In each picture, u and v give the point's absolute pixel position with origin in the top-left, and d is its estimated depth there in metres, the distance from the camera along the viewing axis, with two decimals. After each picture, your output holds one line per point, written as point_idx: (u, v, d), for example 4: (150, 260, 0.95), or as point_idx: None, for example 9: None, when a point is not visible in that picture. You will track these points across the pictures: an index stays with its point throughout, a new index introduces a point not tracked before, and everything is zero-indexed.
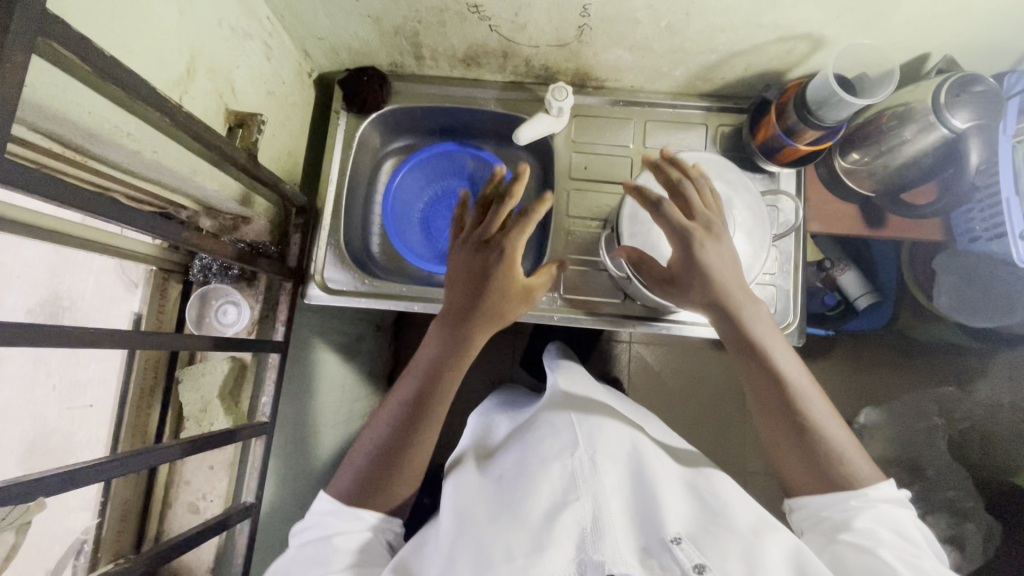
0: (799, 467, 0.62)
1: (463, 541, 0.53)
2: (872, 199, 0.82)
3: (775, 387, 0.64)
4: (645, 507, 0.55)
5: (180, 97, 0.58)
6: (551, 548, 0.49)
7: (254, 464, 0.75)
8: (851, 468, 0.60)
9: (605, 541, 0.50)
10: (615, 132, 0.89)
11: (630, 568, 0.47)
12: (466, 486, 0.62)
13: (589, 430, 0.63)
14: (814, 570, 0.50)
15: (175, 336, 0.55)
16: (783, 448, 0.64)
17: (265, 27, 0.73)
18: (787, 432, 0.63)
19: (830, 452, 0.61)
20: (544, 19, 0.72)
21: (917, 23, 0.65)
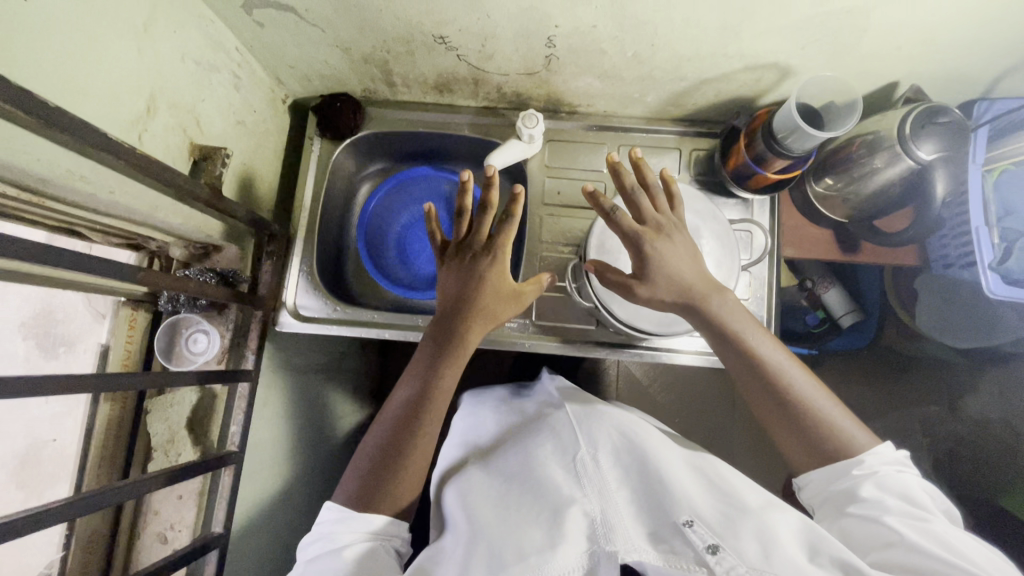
0: (797, 452, 0.63)
1: (477, 537, 0.54)
2: (846, 226, 0.81)
3: (762, 378, 0.64)
4: (649, 494, 0.56)
5: (139, 137, 0.58)
6: (563, 545, 0.50)
7: (223, 495, 0.75)
8: (838, 432, 0.61)
9: (616, 534, 0.51)
10: (590, 157, 0.89)
11: (644, 556, 0.49)
12: (470, 482, 0.62)
13: (588, 429, 0.65)
14: (826, 545, 0.48)
15: (132, 376, 0.55)
16: (775, 425, 0.64)
17: (233, 58, 0.73)
18: (783, 419, 0.63)
19: (817, 422, 0.62)
20: (510, 49, 0.72)
21: (881, 55, 0.65)
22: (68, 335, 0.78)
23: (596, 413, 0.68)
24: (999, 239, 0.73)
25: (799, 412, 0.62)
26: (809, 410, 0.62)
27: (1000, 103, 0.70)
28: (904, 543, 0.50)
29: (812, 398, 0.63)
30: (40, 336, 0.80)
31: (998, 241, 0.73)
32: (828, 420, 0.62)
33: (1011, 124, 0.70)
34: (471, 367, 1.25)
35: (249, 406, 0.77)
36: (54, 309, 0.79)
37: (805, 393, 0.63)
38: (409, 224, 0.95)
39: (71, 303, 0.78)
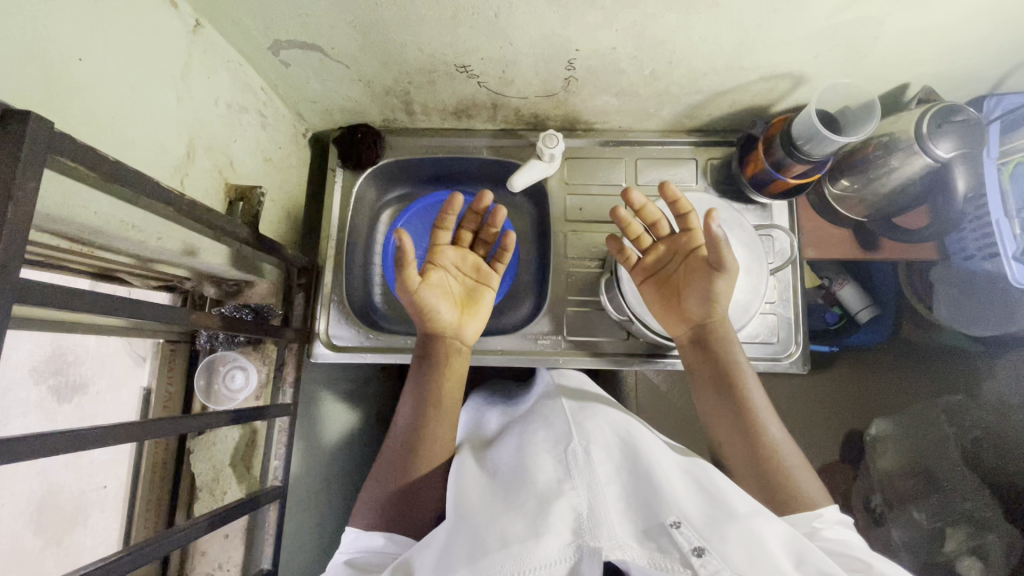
0: (744, 474, 0.65)
1: (459, 531, 0.53)
2: (865, 224, 0.84)
3: (734, 396, 0.67)
4: (641, 489, 0.54)
5: (182, 181, 0.59)
6: (547, 534, 0.48)
7: (269, 530, 0.75)
8: (791, 472, 0.63)
9: (602, 529, 0.50)
10: (608, 172, 0.90)
11: (628, 554, 0.48)
12: (459, 476, 0.62)
13: (582, 423, 0.64)
14: (812, 556, 0.49)
15: (187, 420, 0.55)
16: (733, 446, 0.66)
17: (259, 97, 0.75)
18: (739, 438, 0.66)
19: (773, 453, 0.64)
20: (531, 73, 0.74)
21: (894, 60, 0.67)
22: (79, 377, 0.67)
23: (591, 410, 0.68)
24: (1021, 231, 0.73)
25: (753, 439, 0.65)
26: (769, 440, 0.64)
27: (1009, 98, 0.72)
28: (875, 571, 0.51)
29: (767, 429, 0.65)
30: (54, 381, 0.65)
31: (1020, 232, 0.73)
32: (777, 456, 0.64)
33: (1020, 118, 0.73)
34: None
35: (290, 439, 0.77)
36: (66, 349, 0.65)
37: (764, 419, 0.66)
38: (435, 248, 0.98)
39: (85, 341, 0.67)
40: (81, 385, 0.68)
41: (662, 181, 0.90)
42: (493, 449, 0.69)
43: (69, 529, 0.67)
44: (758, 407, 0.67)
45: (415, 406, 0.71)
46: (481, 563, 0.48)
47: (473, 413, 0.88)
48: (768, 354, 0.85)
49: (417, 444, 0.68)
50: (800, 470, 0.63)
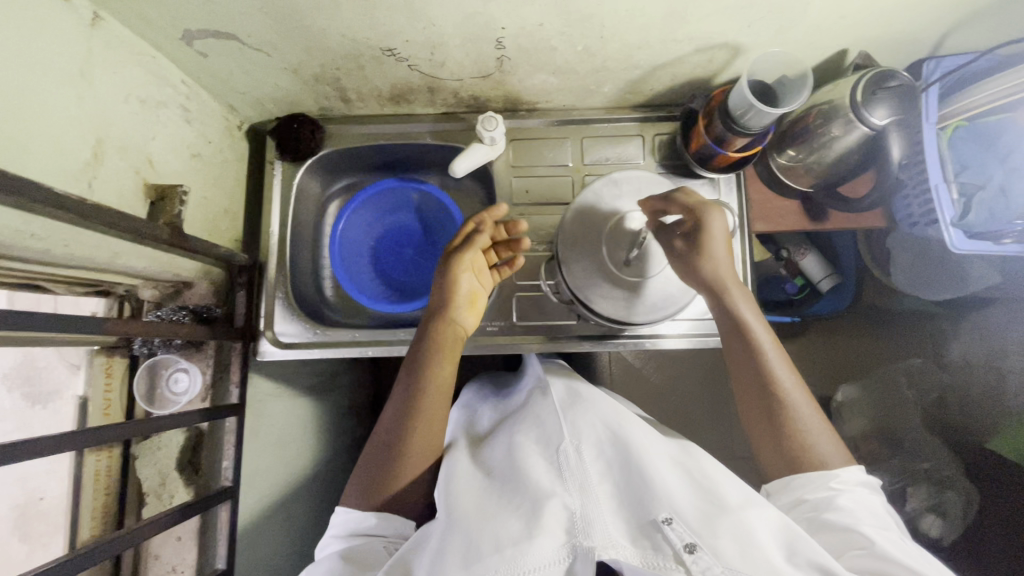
0: (766, 443, 0.65)
1: (453, 535, 0.52)
2: (810, 195, 0.82)
3: (756, 363, 0.66)
4: (632, 487, 0.55)
5: (89, 184, 0.57)
6: (541, 536, 0.49)
7: (222, 530, 0.74)
8: (808, 436, 0.63)
9: (594, 528, 0.51)
10: (554, 153, 0.89)
11: (621, 554, 0.49)
12: (450, 472, 0.62)
13: (573, 421, 0.64)
14: (802, 543, 0.49)
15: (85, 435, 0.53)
16: (753, 417, 0.66)
17: (180, 91, 0.72)
18: (758, 402, 0.66)
19: (789, 418, 0.64)
20: (461, 54, 0.71)
21: (826, 25, 0.66)
22: (53, 385, 0.72)
23: (583, 402, 0.68)
24: (958, 196, 0.73)
25: (773, 406, 0.65)
26: (786, 404, 0.64)
27: (948, 60, 0.70)
28: (873, 549, 0.52)
29: (787, 393, 0.65)
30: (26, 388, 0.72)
31: (958, 197, 0.72)
32: (795, 421, 0.64)
33: (958, 81, 0.71)
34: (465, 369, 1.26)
35: (239, 440, 0.77)
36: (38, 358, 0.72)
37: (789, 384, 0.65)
38: (382, 232, 0.96)
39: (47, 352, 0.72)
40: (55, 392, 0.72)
41: (609, 159, 0.88)
42: (488, 443, 0.69)
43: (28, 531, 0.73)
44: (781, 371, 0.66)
45: (412, 385, 0.68)
46: (475, 568, 0.48)
47: (462, 407, 0.85)
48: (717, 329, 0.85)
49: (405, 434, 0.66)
50: (816, 432, 0.64)
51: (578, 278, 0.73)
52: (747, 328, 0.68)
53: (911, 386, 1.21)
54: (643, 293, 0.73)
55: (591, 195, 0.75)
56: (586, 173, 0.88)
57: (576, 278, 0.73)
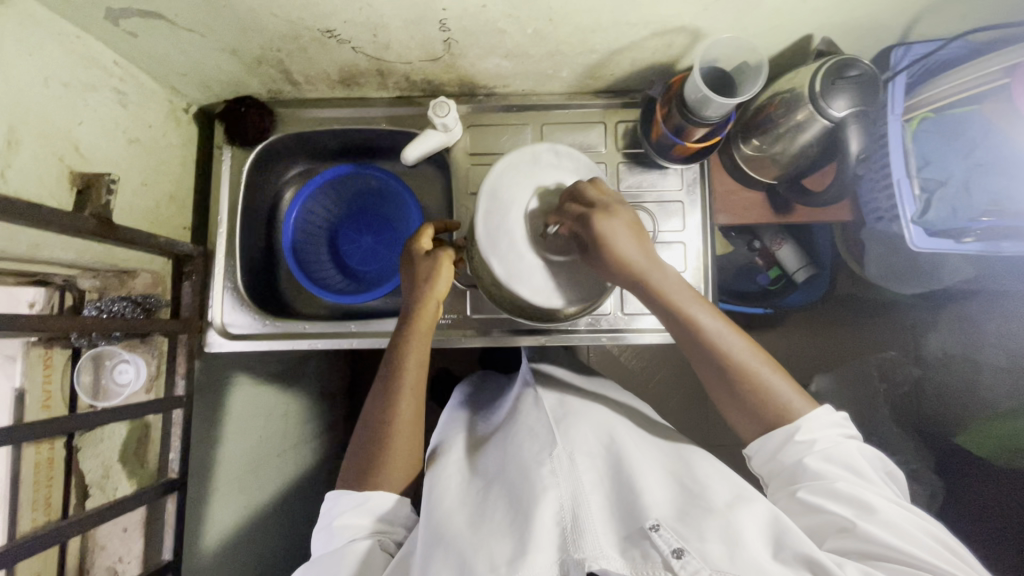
0: (733, 410, 0.63)
1: (440, 546, 0.52)
2: (775, 187, 0.81)
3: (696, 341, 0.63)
4: (625, 496, 0.56)
5: (3, 173, 0.54)
6: (534, 552, 0.50)
7: (168, 521, 0.74)
8: (766, 392, 0.61)
9: (585, 539, 0.51)
10: (513, 140, 0.86)
11: (612, 564, 0.49)
12: (440, 482, 0.62)
13: (566, 428, 0.64)
14: (790, 537, 0.50)
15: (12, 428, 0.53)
16: (715, 387, 0.64)
17: (112, 73, 0.69)
18: (712, 372, 0.63)
19: (743, 379, 0.61)
20: (405, 36, 0.68)
21: (785, 10, 0.62)
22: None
23: (575, 412, 0.68)
24: (920, 192, 0.70)
25: (732, 376, 0.62)
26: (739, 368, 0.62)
27: (918, 47, 0.67)
28: (857, 530, 0.52)
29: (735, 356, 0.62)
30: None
31: (919, 193, 0.70)
32: (758, 382, 0.61)
33: (927, 69, 0.68)
34: (436, 357, 1.25)
35: (185, 432, 0.76)
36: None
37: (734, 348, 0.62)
38: (348, 219, 0.95)
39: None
40: None
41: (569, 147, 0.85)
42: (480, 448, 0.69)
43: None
44: (726, 338, 0.63)
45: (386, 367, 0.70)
46: None
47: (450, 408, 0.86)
48: None
49: (387, 423, 0.67)
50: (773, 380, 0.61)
51: (495, 275, 0.73)
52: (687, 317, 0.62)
53: (882, 378, 1.20)
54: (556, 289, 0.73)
55: None
56: None
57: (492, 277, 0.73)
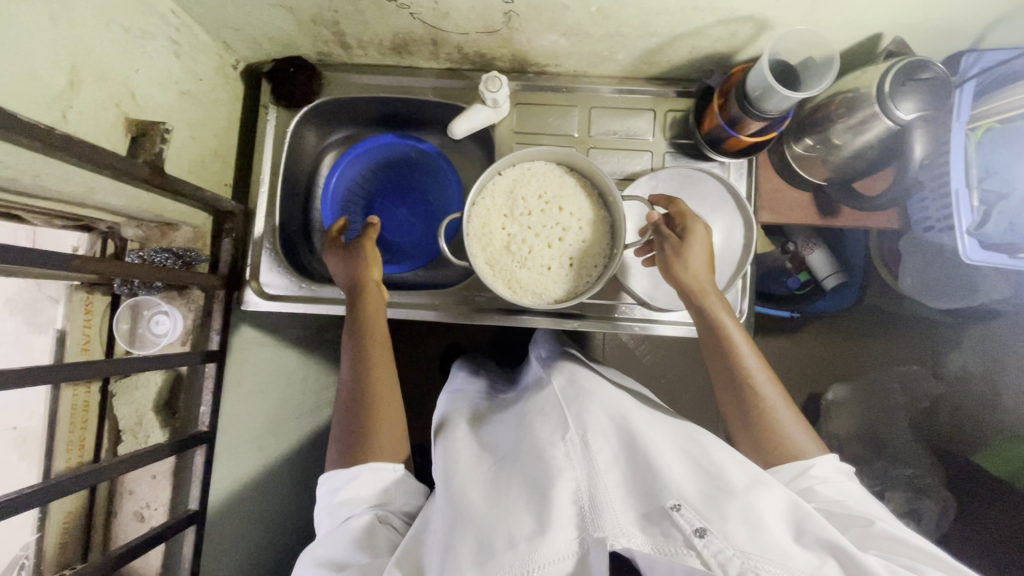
0: (748, 445, 0.65)
1: (464, 527, 0.53)
2: (823, 188, 0.79)
3: (736, 378, 0.66)
4: (640, 478, 0.55)
5: (64, 114, 0.54)
6: (553, 530, 0.51)
7: (197, 472, 0.75)
8: (784, 434, 0.63)
9: (604, 518, 0.51)
10: (560, 122, 0.84)
11: (632, 543, 0.49)
12: (454, 462, 0.63)
13: (579, 413, 0.63)
14: (810, 522, 0.49)
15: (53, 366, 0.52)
16: (735, 415, 0.66)
17: (169, 22, 0.68)
18: (736, 405, 0.66)
19: (770, 419, 0.64)
20: (466, 5, 0.67)
21: (860, 5, 0.61)
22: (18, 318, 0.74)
23: (588, 393, 0.67)
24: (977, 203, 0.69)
25: (754, 413, 0.64)
26: (764, 411, 0.64)
27: (990, 55, 0.66)
28: (876, 526, 0.54)
29: (764, 395, 0.64)
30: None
31: (977, 205, 0.69)
32: (779, 429, 0.63)
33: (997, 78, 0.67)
34: (456, 335, 1.26)
35: (217, 385, 0.76)
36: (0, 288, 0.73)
37: (773, 399, 0.64)
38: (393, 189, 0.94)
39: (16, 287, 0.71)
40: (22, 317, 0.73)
41: (616, 133, 0.84)
42: (489, 425, 0.70)
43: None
44: (761, 378, 0.65)
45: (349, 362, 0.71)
46: (490, 564, 0.49)
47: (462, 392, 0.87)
48: None
49: (365, 397, 0.67)
50: (798, 434, 0.63)
51: (486, 253, 0.75)
52: (726, 337, 0.67)
53: (903, 393, 1.18)
54: (551, 273, 0.75)
55: (526, 171, 0.77)
56: (591, 145, 0.84)
57: (483, 256, 0.74)
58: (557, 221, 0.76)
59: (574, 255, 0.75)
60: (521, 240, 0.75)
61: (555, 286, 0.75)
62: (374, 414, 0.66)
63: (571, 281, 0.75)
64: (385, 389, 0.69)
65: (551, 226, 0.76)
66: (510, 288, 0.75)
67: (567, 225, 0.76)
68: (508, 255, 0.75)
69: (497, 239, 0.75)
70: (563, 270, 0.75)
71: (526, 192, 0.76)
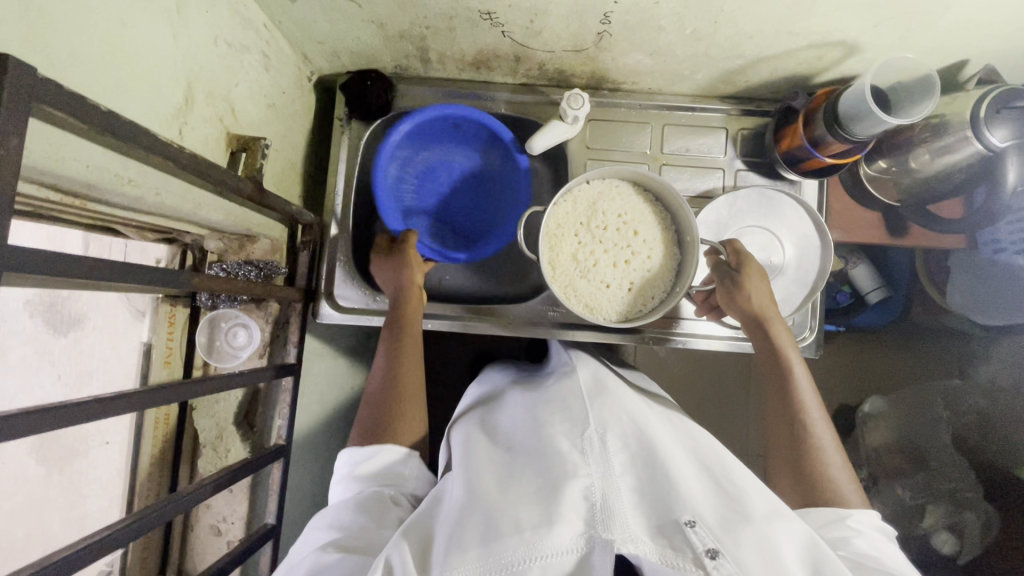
0: (786, 478, 0.62)
1: (468, 512, 0.48)
2: (896, 209, 0.80)
3: (787, 401, 0.64)
4: (655, 484, 0.50)
5: (180, 130, 0.55)
6: (560, 522, 0.46)
7: (273, 486, 0.75)
8: (828, 478, 0.59)
9: (614, 520, 0.46)
10: (633, 138, 0.85)
11: (640, 548, 0.45)
12: (471, 447, 0.59)
13: (600, 409, 0.59)
14: (827, 564, 0.45)
15: (183, 385, 0.51)
16: (780, 444, 0.64)
17: (262, 35, 0.68)
18: (787, 434, 0.63)
19: (814, 459, 0.60)
20: (561, 25, 0.67)
21: (959, 33, 0.62)
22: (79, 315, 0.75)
23: (611, 393, 0.63)
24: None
25: (803, 443, 0.61)
26: (814, 446, 0.61)
27: None
28: None
29: (815, 428, 0.62)
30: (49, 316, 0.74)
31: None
32: (819, 458, 0.61)
33: None
34: (497, 345, 1.25)
35: (294, 399, 0.76)
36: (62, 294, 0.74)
37: (823, 440, 0.61)
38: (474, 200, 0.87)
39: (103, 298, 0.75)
40: (80, 321, 0.76)
41: (688, 150, 0.85)
42: (507, 417, 0.65)
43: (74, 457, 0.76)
44: (810, 405, 0.64)
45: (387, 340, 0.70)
46: (492, 547, 0.44)
47: (484, 380, 0.82)
48: None
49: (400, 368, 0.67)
50: (843, 479, 0.59)
51: (558, 263, 0.75)
52: (786, 360, 0.66)
53: (945, 407, 1.12)
54: (613, 292, 0.75)
55: (609, 189, 0.77)
56: (663, 162, 0.85)
57: (551, 262, 0.74)
58: (629, 244, 0.76)
59: (636, 279, 0.75)
60: (589, 254, 0.76)
61: (609, 304, 0.75)
62: (400, 401, 0.64)
63: (626, 306, 0.75)
64: (412, 375, 0.67)
65: (622, 248, 0.76)
66: (565, 293, 0.74)
67: (638, 249, 0.76)
68: (573, 263, 0.76)
69: (567, 245, 0.76)
70: (622, 292, 0.75)
71: (606, 208, 0.76)
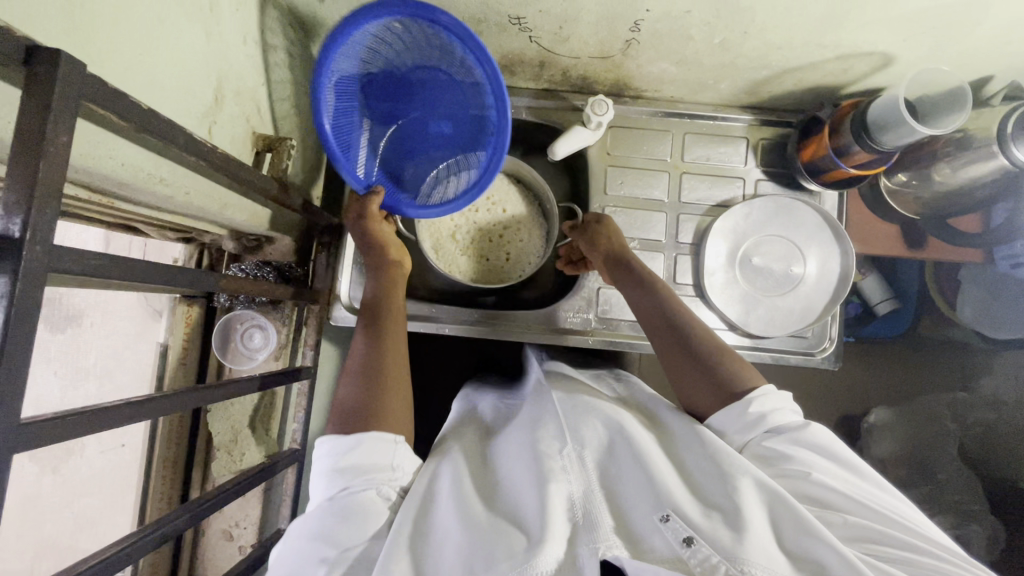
0: (691, 387, 0.57)
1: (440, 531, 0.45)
2: (915, 222, 0.81)
3: (661, 315, 0.61)
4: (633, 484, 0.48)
5: (209, 130, 0.54)
6: (546, 537, 0.42)
7: (286, 492, 0.73)
8: (720, 359, 0.57)
9: (598, 528, 0.44)
10: (654, 145, 0.84)
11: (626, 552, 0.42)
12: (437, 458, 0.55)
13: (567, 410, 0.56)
14: (790, 528, 0.43)
15: (211, 389, 0.48)
16: (669, 360, 0.59)
17: (288, 36, 0.67)
18: (672, 346, 0.59)
19: (699, 350, 0.58)
20: (590, 32, 0.67)
21: (988, 48, 0.62)
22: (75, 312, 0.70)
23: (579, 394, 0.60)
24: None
25: (684, 341, 0.58)
26: (697, 340, 0.58)
27: None
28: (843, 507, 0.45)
29: (688, 324, 0.60)
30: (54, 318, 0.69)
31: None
32: (706, 350, 0.58)
33: None
34: None
35: (309, 404, 0.74)
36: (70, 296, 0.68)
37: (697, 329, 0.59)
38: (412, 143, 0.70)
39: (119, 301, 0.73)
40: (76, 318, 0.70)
41: (709, 159, 0.84)
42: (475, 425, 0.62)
43: (66, 458, 0.72)
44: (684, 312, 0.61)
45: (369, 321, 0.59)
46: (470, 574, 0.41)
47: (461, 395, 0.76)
48: (800, 347, 0.82)
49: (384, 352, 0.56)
50: (735, 359, 0.57)
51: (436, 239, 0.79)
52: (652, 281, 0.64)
53: (953, 419, 1.09)
54: (490, 264, 0.81)
55: None
56: (684, 170, 0.84)
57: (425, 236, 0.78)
58: (500, 219, 0.82)
59: (512, 250, 0.81)
60: (465, 232, 0.81)
61: (490, 275, 0.80)
62: (384, 391, 0.53)
63: (506, 273, 0.80)
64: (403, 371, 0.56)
65: (494, 223, 0.81)
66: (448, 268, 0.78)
67: (509, 222, 0.82)
68: (451, 240, 0.80)
69: (443, 225, 0.80)
70: (500, 263, 0.81)
71: None
